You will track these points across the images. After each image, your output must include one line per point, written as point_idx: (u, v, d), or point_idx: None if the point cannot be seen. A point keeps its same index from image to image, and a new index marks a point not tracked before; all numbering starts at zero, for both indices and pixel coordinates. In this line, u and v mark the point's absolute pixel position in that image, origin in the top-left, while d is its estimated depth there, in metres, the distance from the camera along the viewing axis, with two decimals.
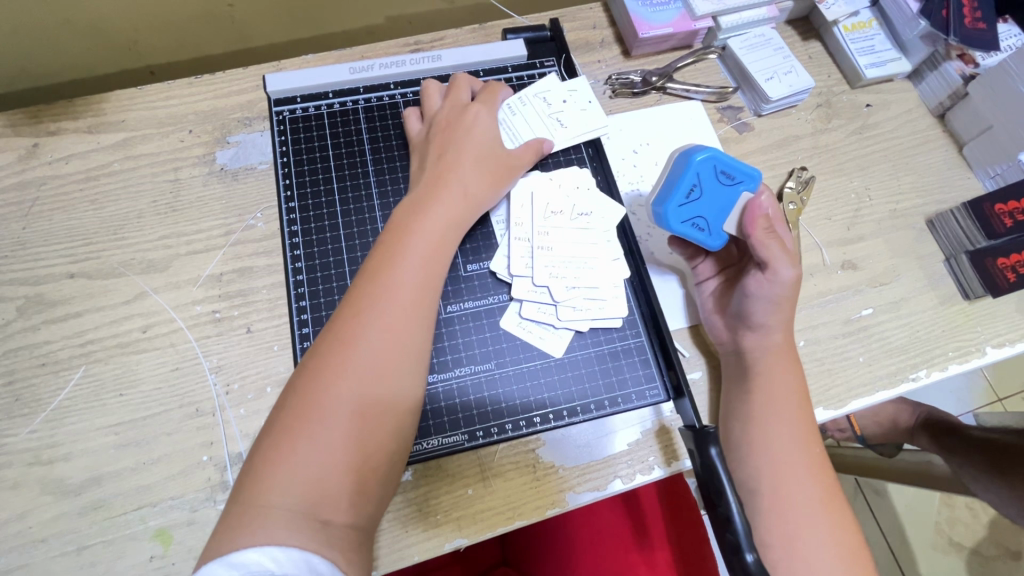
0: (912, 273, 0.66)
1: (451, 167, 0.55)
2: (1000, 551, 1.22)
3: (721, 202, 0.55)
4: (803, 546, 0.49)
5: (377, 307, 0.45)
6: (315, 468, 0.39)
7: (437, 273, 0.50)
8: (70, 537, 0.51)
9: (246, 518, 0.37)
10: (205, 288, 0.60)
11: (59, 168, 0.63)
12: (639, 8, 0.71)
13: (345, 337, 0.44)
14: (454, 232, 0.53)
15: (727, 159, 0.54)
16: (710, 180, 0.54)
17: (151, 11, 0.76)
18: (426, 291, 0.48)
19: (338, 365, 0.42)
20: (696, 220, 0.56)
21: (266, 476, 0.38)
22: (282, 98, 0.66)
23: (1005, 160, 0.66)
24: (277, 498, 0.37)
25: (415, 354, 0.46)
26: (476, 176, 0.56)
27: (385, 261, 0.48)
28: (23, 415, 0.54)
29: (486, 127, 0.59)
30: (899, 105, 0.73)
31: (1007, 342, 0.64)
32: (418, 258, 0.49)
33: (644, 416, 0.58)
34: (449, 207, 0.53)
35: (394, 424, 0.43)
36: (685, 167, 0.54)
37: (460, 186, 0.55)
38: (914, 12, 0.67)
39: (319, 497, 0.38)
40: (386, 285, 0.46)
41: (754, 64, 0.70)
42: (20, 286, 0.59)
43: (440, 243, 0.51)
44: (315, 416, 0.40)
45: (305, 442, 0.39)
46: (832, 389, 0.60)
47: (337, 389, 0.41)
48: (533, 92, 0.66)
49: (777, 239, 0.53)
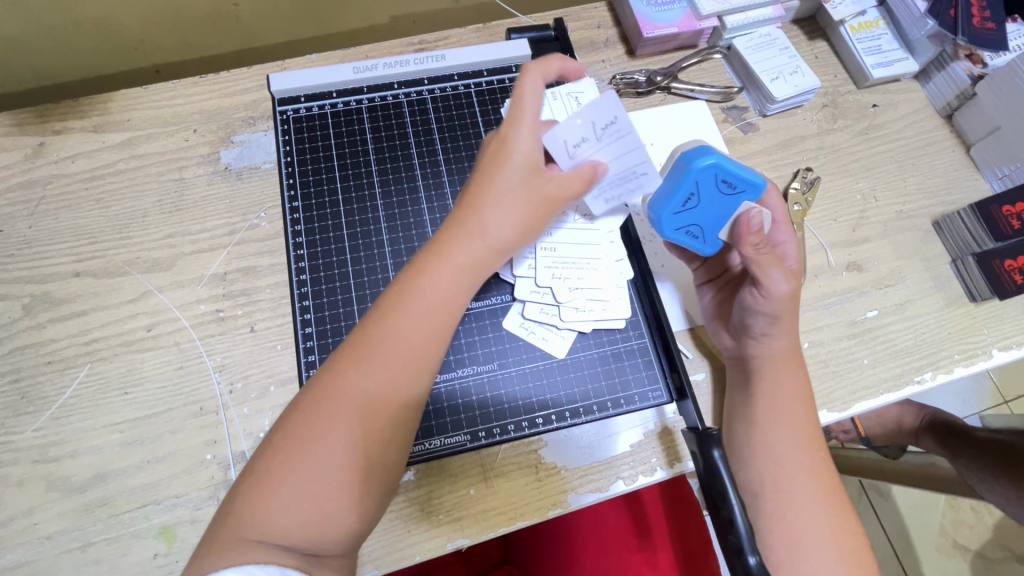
0: (918, 275, 0.65)
1: (477, 200, 0.48)
2: (1004, 553, 1.22)
3: (719, 211, 0.53)
4: (806, 549, 0.49)
5: (375, 353, 0.42)
6: (303, 506, 0.38)
7: (446, 321, 0.45)
8: (74, 534, 0.51)
9: (229, 536, 0.37)
10: (209, 287, 0.60)
11: (65, 167, 0.63)
12: (644, 7, 0.70)
13: (339, 383, 0.41)
14: (472, 270, 0.47)
15: (730, 168, 0.50)
16: (709, 190, 0.52)
17: (157, 11, 0.76)
18: (429, 338, 0.44)
19: (329, 413, 0.40)
20: (691, 227, 0.55)
21: (253, 502, 0.38)
22: (286, 97, 0.66)
23: (1012, 162, 0.66)
24: (262, 534, 0.37)
25: (413, 400, 0.43)
26: (503, 214, 0.48)
27: (397, 298, 0.44)
28: (29, 413, 0.55)
29: (519, 151, 0.49)
30: (906, 106, 0.72)
31: (1013, 345, 0.63)
32: (421, 305, 0.44)
33: (646, 417, 0.58)
34: (465, 251, 0.47)
35: (390, 466, 0.42)
36: (686, 172, 0.51)
37: (485, 227, 0.47)
38: (922, 11, 0.67)
39: (305, 537, 0.37)
40: (394, 327, 0.43)
41: (760, 63, 0.70)
42: (26, 284, 0.59)
43: (456, 283, 0.46)
44: (297, 462, 0.38)
45: (291, 485, 0.38)
46: (836, 391, 0.60)
47: (328, 441, 0.39)
48: (567, 89, 0.65)
49: (768, 254, 0.51)
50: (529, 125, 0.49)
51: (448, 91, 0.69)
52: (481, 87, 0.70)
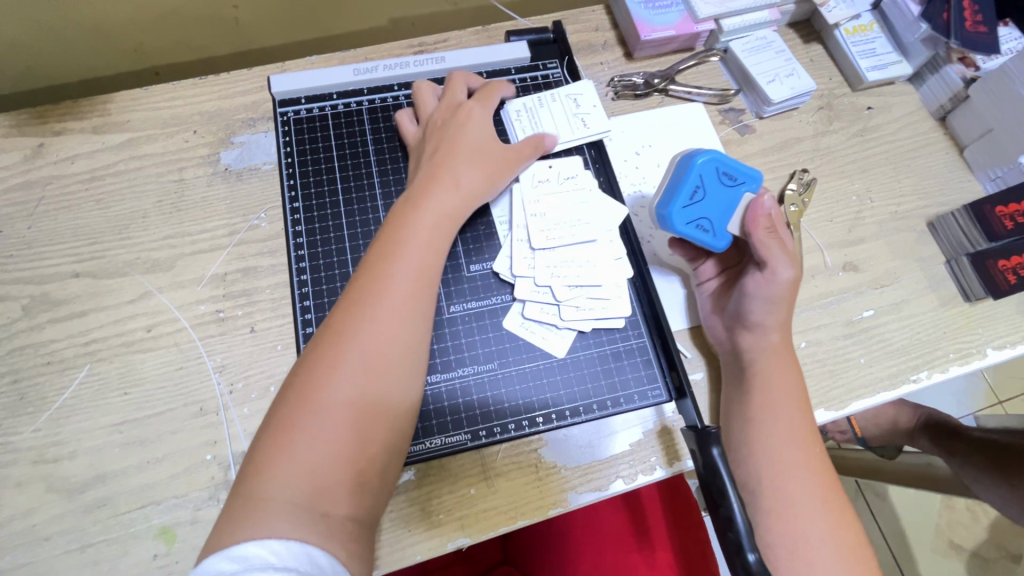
0: (913, 275, 0.66)
1: (443, 160, 0.57)
2: (1000, 553, 1.22)
3: (724, 203, 0.56)
4: (804, 545, 0.49)
5: (370, 298, 0.46)
6: (317, 457, 0.40)
7: (433, 265, 0.51)
8: (74, 535, 0.51)
9: (243, 517, 0.37)
10: (208, 287, 0.60)
11: (64, 168, 0.63)
12: (641, 10, 0.71)
13: (340, 330, 0.45)
14: (447, 228, 0.53)
15: (729, 161, 0.56)
16: (712, 182, 0.56)
17: (156, 13, 0.77)
18: (421, 281, 0.49)
19: (330, 356, 0.43)
20: (699, 222, 0.56)
21: (270, 463, 0.39)
22: (286, 99, 0.67)
23: (1005, 163, 0.67)
24: (281, 491, 0.38)
25: (410, 341, 0.47)
26: (468, 168, 0.57)
27: (380, 257, 0.49)
28: (27, 414, 0.55)
29: (473, 123, 0.60)
30: (900, 108, 0.73)
31: (1007, 344, 0.64)
32: (411, 253, 0.50)
33: (646, 416, 0.58)
34: (442, 202, 0.54)
35: (394, 420, 0.44)
36: (689, 167, 0.56)
37: (456, 181, 0.55)
38: (916, 15, 0.68)
39: (322, 482, 0.39)
40: (378, 282, 0.47)
41: (756, 67, 0.70)
42: (25, 285, 0.59)
43: (435, 243, 0.52)
44: (313, 412, 0.41)
45: (306, 433, 0.40)
46: (833, 390, 0.60)
47: (330, 396, 0.42)
48: (566, 91, 0.67)
49: (778, 240, 0.55)
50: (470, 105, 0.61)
51: None
52: None
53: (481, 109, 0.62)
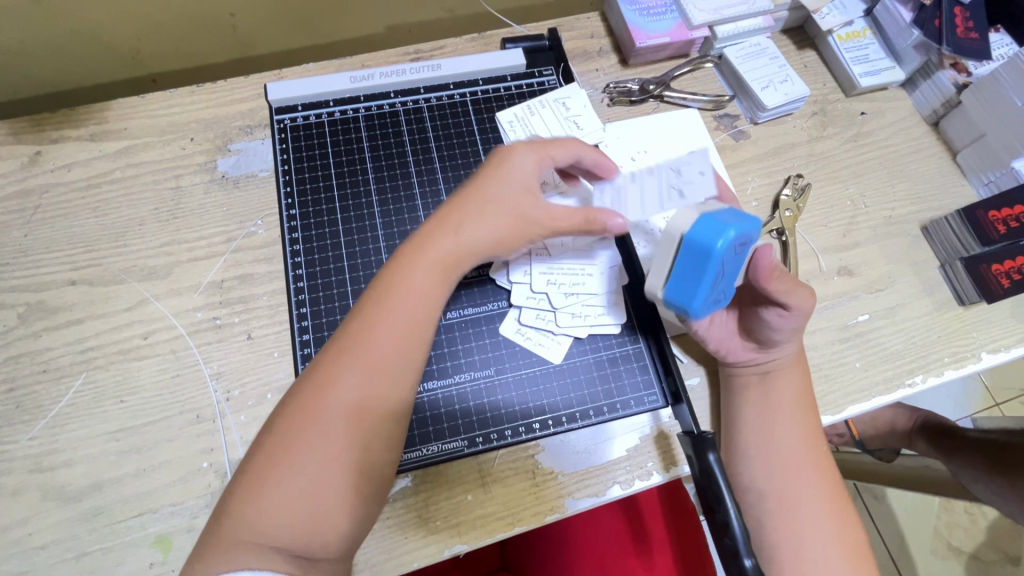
0: (907, 280, 0.66)
1: (460, 212, 0.52)
2: (999, 556, 1.22)
3: (736, 270, 0.47)
4: (801, 551, 0.49)
5: (356, 349, 0.45)
6: (291, 510, 0.40)
7: (426, 317, 0.49)
8: (69, 544, 0.51)
9: (225, 542, 0.39)
10: (205, 295, 0.60)
11: (60, 176, 0.63)
12: (635, 17, 0.71)
13: (325, 376, 0.44)
14: (445, 283, 0.51)
15: (748, 233, 0.44)
16: (732, 263, 0.45)
17: (153, 20, 0.77)
18: (411, 334, 0.48)
19: (311, 404, 0.43)
20: (717, 298, 0.48)
21: (246, 508, 0.40)
22: (284, 106, 0.67)
23: (997, 168, 0.67)
24: (254, 540, 0.39)
25: (394, 392, 0.46)
26: (485, 226, 0.52)
27: (376, 306, 0.48)
28: (23, 422, 0.54)
29: (516, 175, 0.54)
30: (893, 113, 0.74)
31: (1001, 348, 0.64)
32: (405, 304, 0.48)
33: (642, 422, 0.58)
34: (445, 256, 0.51)
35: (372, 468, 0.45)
36: (711, 262, 0.44)
37: (464, 232, 0.51)
38: (908, 21, 0.68)
39: (292, 535, 0.40)
40: (368, 334, 0.46)
41: (750, 72, 0.71)
42: (21, 293, 0.59)
43: (432, 296, 0.50)
44: (289, 459, 0.41)
45: (281, 484, 0.41)
46: (829, 395, 0.61)
47: (307, 446, 0.42)
48: (554, 96, 0.68)
49: (788, 277, 0.52)
50: (522, 152, 0.55)
51: (443, 99, 0.70)
52: (476, 96, 0.70)
53: (535, 156, 0.55)
